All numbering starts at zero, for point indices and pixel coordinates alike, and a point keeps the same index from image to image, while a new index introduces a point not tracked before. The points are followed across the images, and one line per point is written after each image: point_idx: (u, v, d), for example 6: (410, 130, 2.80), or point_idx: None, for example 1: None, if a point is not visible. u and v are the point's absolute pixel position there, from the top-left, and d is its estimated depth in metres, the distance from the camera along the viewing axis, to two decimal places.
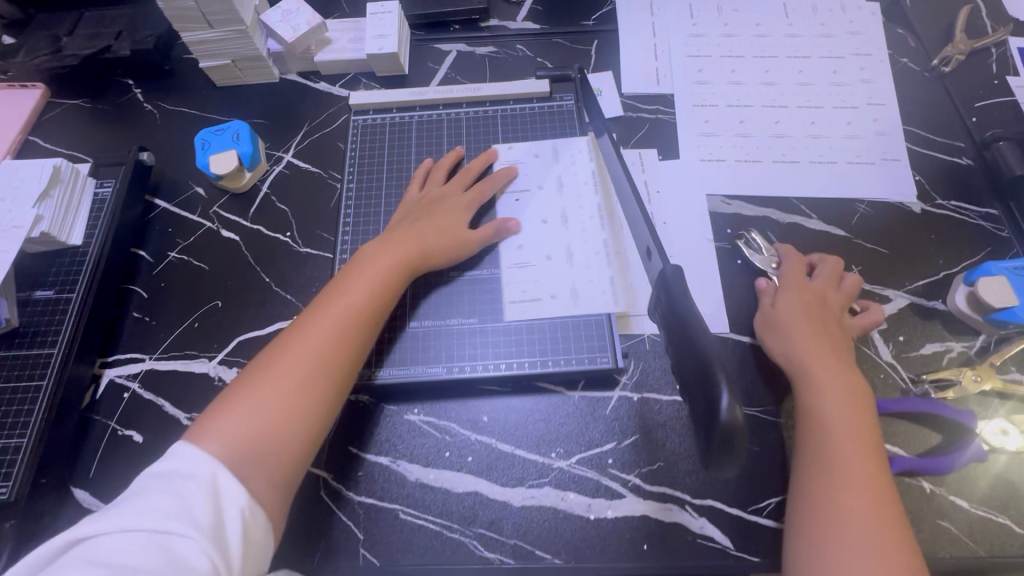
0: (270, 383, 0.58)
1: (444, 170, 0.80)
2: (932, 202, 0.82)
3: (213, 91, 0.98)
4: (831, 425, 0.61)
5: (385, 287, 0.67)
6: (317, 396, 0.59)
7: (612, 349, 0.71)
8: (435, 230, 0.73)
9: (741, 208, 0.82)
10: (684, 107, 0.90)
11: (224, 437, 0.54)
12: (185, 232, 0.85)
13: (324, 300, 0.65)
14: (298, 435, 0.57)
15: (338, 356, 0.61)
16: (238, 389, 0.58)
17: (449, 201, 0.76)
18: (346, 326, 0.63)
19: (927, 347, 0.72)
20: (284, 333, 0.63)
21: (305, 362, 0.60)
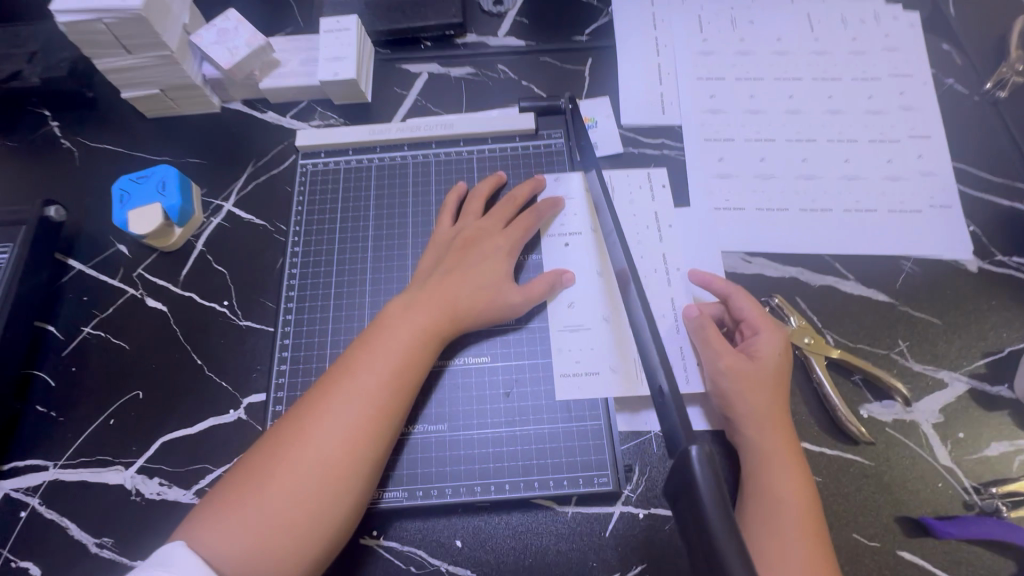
0: (277, 478, 0.47)
1: (481, 202, 0.67)
2: (991, 258, 0.69)
3: (141, 123, 0.83)
4: (786, 513, 0.52)
5: (414, 359, 0.54)
6: (327, 507, 0.47)
7: (612, 468, 0.57)
8: (474, 282, 0.59)
9: (764, 268, 0.69)
10: (694, 142, 0.76)
11: (219, 555, 0.44)
12: (104, 301, 0.71)
13: (341, 373, 0.52)
14: (302, 557, 0.46)
15: (356, 455, 0.49)
16: (240, 483, 0.47)
17: (490, 243, 0.62)
18: (367, 414, 0.50)
19: (993, 447, 0.59)
20: (294, 412, 0.51)
21: (316, 461, 0.48)
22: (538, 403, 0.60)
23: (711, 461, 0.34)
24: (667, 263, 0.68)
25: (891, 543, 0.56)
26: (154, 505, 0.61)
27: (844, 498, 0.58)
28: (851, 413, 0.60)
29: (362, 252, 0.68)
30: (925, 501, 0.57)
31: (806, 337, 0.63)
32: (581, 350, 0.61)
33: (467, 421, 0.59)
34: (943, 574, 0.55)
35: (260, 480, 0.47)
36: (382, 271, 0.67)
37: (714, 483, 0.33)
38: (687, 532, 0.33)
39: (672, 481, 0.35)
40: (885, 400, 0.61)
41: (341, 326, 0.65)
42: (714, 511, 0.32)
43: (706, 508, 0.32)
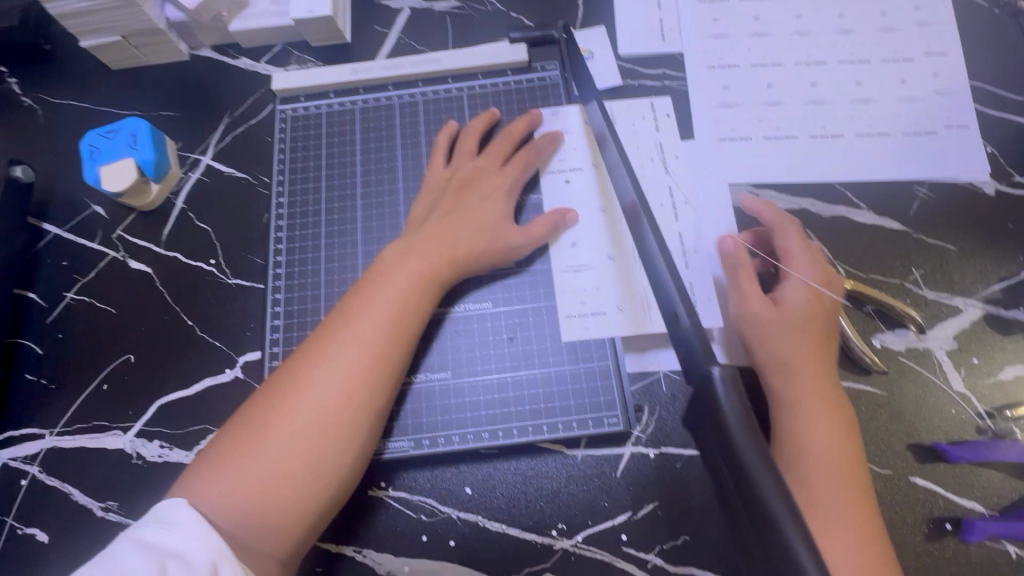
0: (274, 431, 0.46)
1: (475, 140, 0.63)
2: (1010, 180, 0.66)
3: (104, 75, 0.77)
4: (812, 449, 0.51)
5: (412, 306, 0.52)
6: (330, 457, 0.46)
7: (622, 406, 0.56)
8: (473, 223, 0.56)
9: (772, 200, 0.66)
10: (697, 71, 0.71)
11: (224, 504, 0.43)
12: (84, 265, 0.68)
13: (337, 323, 0.50)
14: (308, 505, 0.46)
15: (357, 405, 0.48)
16: (236, 437, 0.46)
17: (488, 182, 0.59)
18: (366, 364, 0.48)
19: (1009, 371, 0.58)
20: (290, 363, 0.49)
21: (316, 411, 0.46)
22: (542, 347, 0.58)
23: (736, 384, 0.35)
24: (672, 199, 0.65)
25: (904, 470, 0.55)
26: (157, 468, 0.60)
27: (856, 428, 0.57)
28: (864, 343, 0.59)
29: (350, 200, 0.65)
30: (939, 427, 0.57)
31: None
32: (585, 291, 0.59)
33: (470, 370, 0.57)
34: (956, 498, 0.54)
35: (258, 430, 0.46)
36: (374, 221, 0.63)
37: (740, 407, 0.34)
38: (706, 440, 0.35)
39: (695, 406, 0.36)
40: (898, 330, 0.60)
41: (334, 279, 0.62)
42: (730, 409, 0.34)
43: (723, 410, 0.34)
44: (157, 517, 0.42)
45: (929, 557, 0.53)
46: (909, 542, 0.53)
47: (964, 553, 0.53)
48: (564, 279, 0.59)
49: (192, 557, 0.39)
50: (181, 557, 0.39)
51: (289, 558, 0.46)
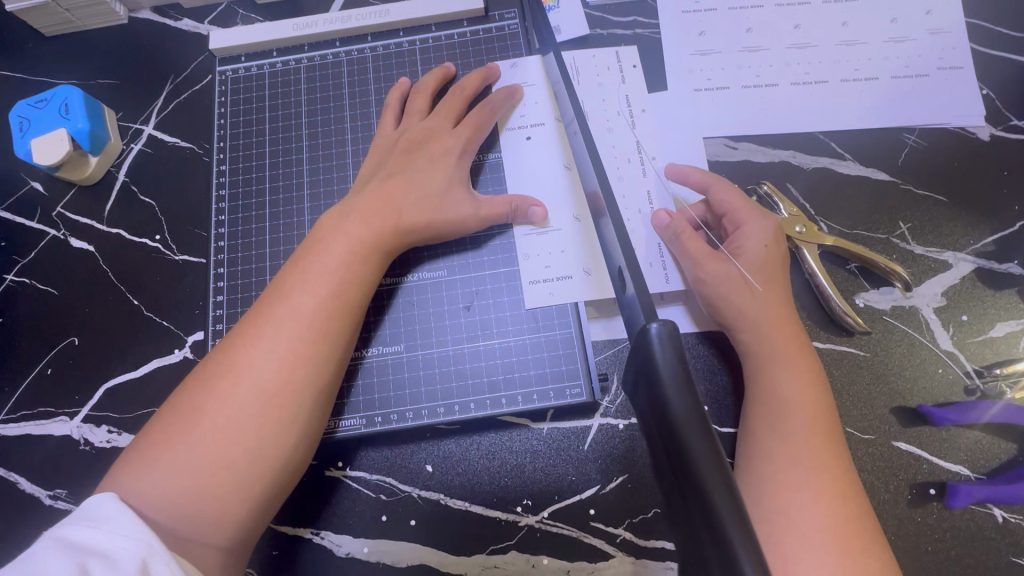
0: (210, 416, 0.43)
1: (426, 97, 0.58)
2: (1006, 124, 0.61)
3: (36, 41, 0.71)
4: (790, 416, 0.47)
5: (355, 276, 0.48)
6: (272, 437, 0.43)
7: (586, 375, 0.53)
8: (421, 187, 0.52)
9: (750, 152, 0.61)
10: (670, 15, 0.66)
11: (157, 495, 0.40)
12: (23, 245, 0.64)
13: (272, 297, 0.47)
14: (250, 489, 0.43)
15: (300, 382, 0.45)
16: (170, 423, 0.43)
17: (439, 142, 0.54)
18: (305, 338, 0.45)
19: (999, 328, 0.55)
20: (223, 343, 0.46)
21: (252, 390, 0.43)
22: (502, 317, 0.55)
23: (675, 340, 0.31)
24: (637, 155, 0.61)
25: (887, 435, 0.53)
26: (106, 453, 0.57)
27: (837, 392, 0.54)
28: (846, 302, 0.55)
29: (297, 167, 0.61)
30: (925, 389, 0.53)
31: (797, 225, 0.57)
32: (548, 256, 0.55)
33: (425, 342, 0.54)
34: (941, 461, 0.52)
35: (191, 414, 0.43)
36: (321, 187, 0.60)
37: (677, 362, 0.30)
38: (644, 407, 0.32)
39: (632, 365, 0.33)
40: (883, 288, 0.56)
41: (281, 250, 0.59)
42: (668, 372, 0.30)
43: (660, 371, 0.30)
44: (85, 513, 0.39)
45: (911, 524, 0.50)
46: (890, 509, 0.51)
47: (949, 518, 0.50)
48: (530, 244, 0.55)
49: (121, 557, 0.36)
50: (109, 558, 0.36)
51: (235, 545, 0.43)
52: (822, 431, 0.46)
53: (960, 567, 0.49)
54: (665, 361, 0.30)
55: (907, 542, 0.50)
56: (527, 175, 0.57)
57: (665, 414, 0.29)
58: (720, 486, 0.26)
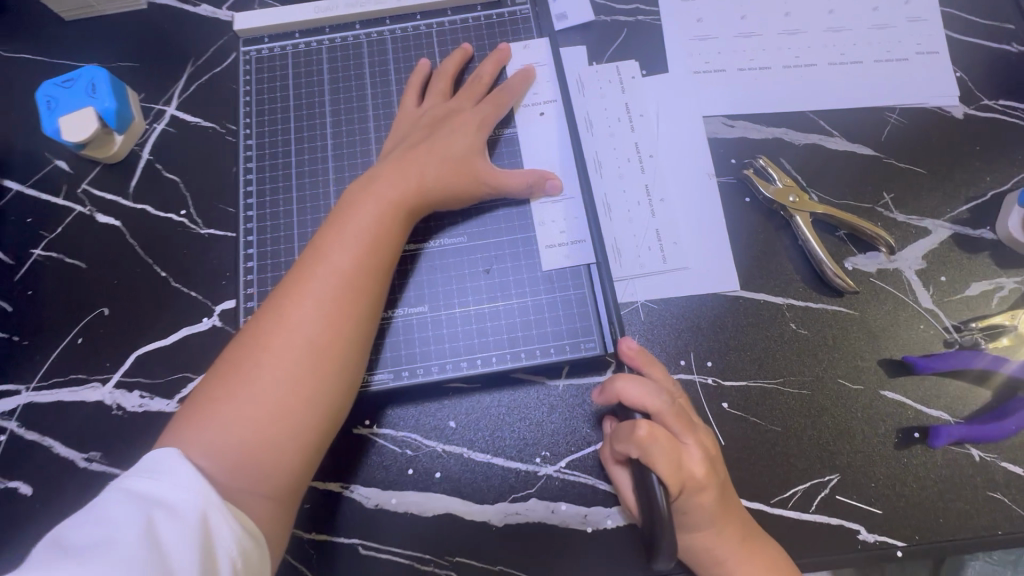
0: (255, 371, 0.45)
1: (446, 82, 0.62)
2: (978, 104, 0.66)
3: (57, 26, 0.73)
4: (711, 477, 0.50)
5: (385, 237, 0.52)
6: (317, 387, 0.46)
7: (599, 331, 0.56)
8: (444, 157, 0.56)
9: (746, 130, 0.66)
10: (670, 3, 0.70)
11: (213, 445, 0.43)
12: (49, 221, 0.66)
13: (308, 260, 0.50)
14: (297, 438, 0.45)
15: (339, 337, 0.48)
16: (219, 379, 0.46)
17: (462, 117, 0.58)
18: (344, 296, 0.48)
19: (974, 287, 0.60)
20: (266, 303, 0.49)
21: (296, 344, 0.46)
22: (518, 278, 0.58)
23: None
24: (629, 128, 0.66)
25: (875, 385, 0.57)
26: (139, 417, 0.60)
27: (829, 347, 0.58)
28: (837, 266, 0.60)
29: (321, 143, 0.64)
30: (907, 342, 0.58)
31: (791, 195, 0.61)
32: (560, 220, 0.59)
33: (448, 303, 0.58)
34: (923, 408, 0.56)
35: (240, 369, 0.46)
36: (345, 162, 0.63)
37: None
38: None
39: None
40: (870, 253, 0.61)
41: (307, 221, 0.62)
42: None
43: None
44: (147, 466, 0.41)
45: (896, 465, 0.55)
46: (879, 451, 0.56)
47: (932, 459, 0.55)
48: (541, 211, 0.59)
49: (183, 509, 0.39)
50: (171, 508, 0.39)
51: (286, 494, 0.46)
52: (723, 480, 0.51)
53: (943, 503, 0.54)
54: None
55: (893, 480, 0.55)
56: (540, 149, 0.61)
57: None
58: None
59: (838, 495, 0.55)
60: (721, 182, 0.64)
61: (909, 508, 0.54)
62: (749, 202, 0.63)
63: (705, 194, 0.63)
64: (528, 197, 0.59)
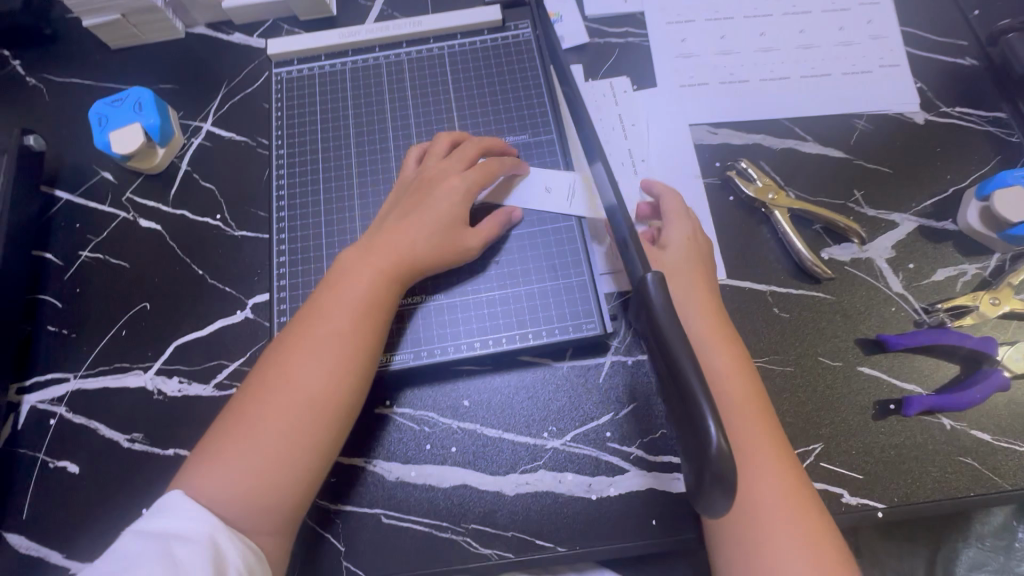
0: (261, 429, 0.51)
1: (447, 141, 0.65)
2: (937, 110, 0.73)
3: (105, 53, 0.81)
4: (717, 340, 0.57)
5: (378, 305, 0.57)
6: (315, 441, 0.52)
7: (599, 315, 0.62)
8: (432, 224, 0.60)
9: (728, 136, 0.73)
10: (657, 26, 0.78)
11: (222, 493, 0.49)
12: (96, 226, 0.73)
13: (309, 323, 0.55)
14: (300, 484, 0.51)
15: (339, 399, 0.53)
16: (229, 432, 0.51)
17: (451, 179, 0.61)
18: (344, 362, 0.54)
19: (940, 273, 0.66)
20: (272, 363, 0.54)
21: (301, 405, 0.52)
22: (525, 268, 0.64)
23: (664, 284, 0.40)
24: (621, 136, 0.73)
25: (852, 362, 0.63)
26: (177, 401, 0.65)
27: (809, 327, 0.64)
28: (814, 255, 0.66)
29: (345, 152, 0.71)
30: (881, 323, 0.64)
31: (769, 193, 0.68)
32: (559, 187, 0.66)
33: (462, 290, 0.63)
34: (897, 382, 0.62)
35: (247, 425, 0.51)
36: (367, 168, 0.70)
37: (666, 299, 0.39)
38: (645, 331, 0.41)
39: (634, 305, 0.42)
40: (844, 243, 0.67)
41: (332, 222, 0.69)
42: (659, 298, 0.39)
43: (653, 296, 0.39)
44: (156, 511, 0.48)
45: (874, 434, 0.60)
46: (858, 422, 0.60)
47: (907, 428, 0.60)
48: (537, 183, 0.66)
49: (190, 534, 0.46)
50: (183, 536, 0.46)
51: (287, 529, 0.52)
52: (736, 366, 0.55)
53: (919, 469, 0.59)
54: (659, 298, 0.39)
55: (872, 448, 0.60)
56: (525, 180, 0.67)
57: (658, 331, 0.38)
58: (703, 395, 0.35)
59: (822, 462, 0.59)
60: (707, 183, 0.70)
61: (887, 473, 0.59)
62: (732, 200, 0.69)
63: (692, 192, 0.70)
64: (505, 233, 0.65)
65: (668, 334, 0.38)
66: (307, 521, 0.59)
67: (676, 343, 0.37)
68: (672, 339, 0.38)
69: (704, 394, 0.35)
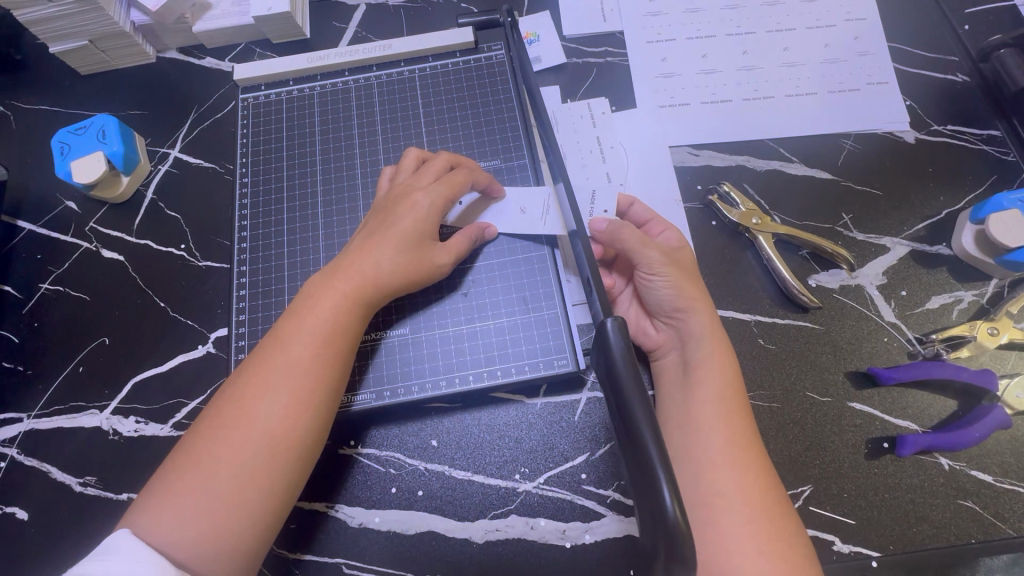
0: (214, 464, 0.47)
1: (415, 158, 0.62)
2: (928, 129, 0.70)
3: (74, 79, 0.79)
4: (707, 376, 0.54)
5: (342, 331, 0.53)
6: (275, 472, 0.48)
7: (572, 350, 0.59)
8: (396, 243, 0.55)
9: (710, 158, 0.70)
10: (636, 45, 0.76)
11: (173, 534, 0.45)
12: (58, 257, 0.71)
13: (267, 349, 0.52)
14: (259, 524, 0.48)
15: (297, 430, 0.49)
16: (179, 468, 0.48)
17: (415, 197, 0.57)
18: (303, 391, 0.50)
19: (934, 301, 0.62)
20: (227, 393, 0.51)
21: (256, 438, 0.48)
22: (495, 300, 0.61)
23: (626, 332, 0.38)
24: (598, 159, 0.70)
25: (843, 397, 0.59)
26: (134, 442, 0.62)
27: (796, 360, 0.61)
28: (800, 283, 0.63)
29: (312, 179, 0.69)
30: (872, 355, 0.60)
31: (753, 218, 0.65)
32: (535, 207, 0.63)
33: (427, 324, 0.60)
34: (891, 419, 0.58)
35: (199, 460, 0.48)
36: (334, 196, 0.68)
37: (627, 350, 0.37)
38: (604, 381, 0.38)
39: (596, 352, 0.39)
40: (832, 270, 0.64)
41: (297, 252, 0.66)
42: (620, 347, 0.37)
43: (612, 344, 0.37)
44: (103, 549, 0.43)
45: (868, 474, 0.56)
46: (849, 461, 0.57)
47: (903, 468, 0.56)
48: (513, 205, 0.63)
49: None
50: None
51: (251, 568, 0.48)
52: (735, 408, 0.53)
53: (915, 512, 0.55)
54: (618, 348, 0.37)
55: (866, 491, 0.56)
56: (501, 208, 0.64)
57: (615, 383, 0.36)
58: (659, 459, 0.32)
59: (811, 506, 0.56)
60: (688, 207, 0.68)
61: (882, 518, 0.55)
62: (714, 225, 0.66)
63: (672, 217, 0.67)
64: (478, 248, 0.62)
65: (626, 385, 0.36)
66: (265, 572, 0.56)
67: (632, 395, 0.35)
68: (629, 390, 0.35)
69: (660, 458, 0.32)
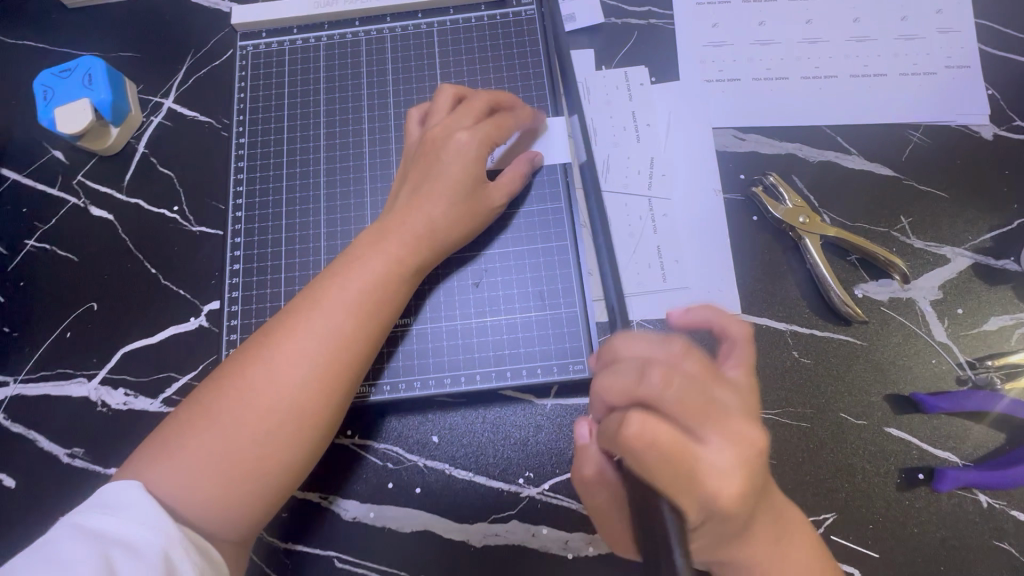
0: (231, 424, 0.43)
1: (451, 95, 0.55)
2: (1009, 124, 0.62)
3: (60, 13, 0.72)
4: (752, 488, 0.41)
5: (388, 293, 0.49)
6: (295, 445, 0.44)
7: (589, 353, 0.54)
8: (447, 194, 0.51)
9: (756, 143, 0.62)
10: (685, 6, 0.67)
11: (175, 496, 0.41)
12: (43, 212, 0.66)
13: (301, 309, 0.47)
14: (272, 494, 0.44)
15: (328, 397, 0.46)
16: (192, 423, 0.44)
17: (457, 137, 0.51)
18: (338, 355, 0.46)
19: (993, 322, 0.56)
20: (252, 347, 0.46)
21: (283, 401, 0.44)
22: (508, 294, 0.56)
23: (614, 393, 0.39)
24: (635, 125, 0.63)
25: (879, 421, 0.54)
26: (123, 415, 0.59)
27: (833, 378, 0.56)
28: (845, 292, 0.57)
29: (315, 143, 0.63)
30: (917, 376, 0.55)
31: (801, 216, 0.58)
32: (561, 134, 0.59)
33: (434, 315, 0.56)
34: (930, 449, 0.53)
35: (214, 418, 0.43)
36: (338, 163, 0.62)
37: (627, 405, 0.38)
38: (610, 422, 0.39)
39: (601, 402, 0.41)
40: (882, 280, 0.57)
41: (295, 225, 0.61)
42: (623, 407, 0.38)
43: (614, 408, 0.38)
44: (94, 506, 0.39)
45: (898, 507, 0.52)
46: (878, 491, 0.53)
47: (935, 502, 0.52)
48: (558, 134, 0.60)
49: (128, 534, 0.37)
50: (129, 545, 0.37)
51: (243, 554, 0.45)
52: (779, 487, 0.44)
53: (944, 549, 0.51)
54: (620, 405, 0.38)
55: (893, 523, 0.52)
56: (548, 143, 0.59)
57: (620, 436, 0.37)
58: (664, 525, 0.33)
59: (833, 535, 0.52)
60: (729, 199, 0.61)
61: (908, 552, 0.52)
62: (755, 221, 0.60)
63: (709, 210, 0.61)
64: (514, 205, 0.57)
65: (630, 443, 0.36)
66: (254, 560, 0.54)
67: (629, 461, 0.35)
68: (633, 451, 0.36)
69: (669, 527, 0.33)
